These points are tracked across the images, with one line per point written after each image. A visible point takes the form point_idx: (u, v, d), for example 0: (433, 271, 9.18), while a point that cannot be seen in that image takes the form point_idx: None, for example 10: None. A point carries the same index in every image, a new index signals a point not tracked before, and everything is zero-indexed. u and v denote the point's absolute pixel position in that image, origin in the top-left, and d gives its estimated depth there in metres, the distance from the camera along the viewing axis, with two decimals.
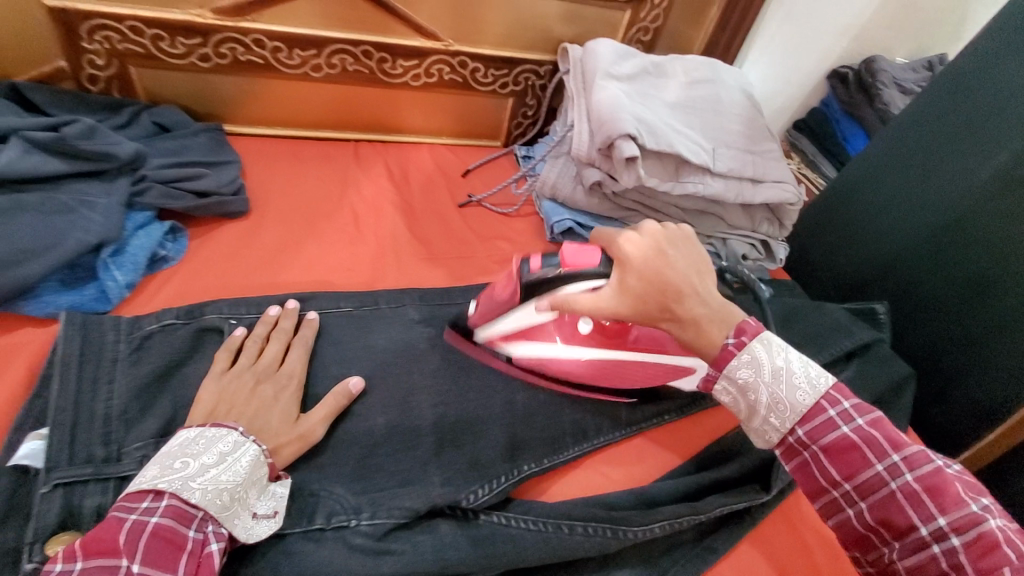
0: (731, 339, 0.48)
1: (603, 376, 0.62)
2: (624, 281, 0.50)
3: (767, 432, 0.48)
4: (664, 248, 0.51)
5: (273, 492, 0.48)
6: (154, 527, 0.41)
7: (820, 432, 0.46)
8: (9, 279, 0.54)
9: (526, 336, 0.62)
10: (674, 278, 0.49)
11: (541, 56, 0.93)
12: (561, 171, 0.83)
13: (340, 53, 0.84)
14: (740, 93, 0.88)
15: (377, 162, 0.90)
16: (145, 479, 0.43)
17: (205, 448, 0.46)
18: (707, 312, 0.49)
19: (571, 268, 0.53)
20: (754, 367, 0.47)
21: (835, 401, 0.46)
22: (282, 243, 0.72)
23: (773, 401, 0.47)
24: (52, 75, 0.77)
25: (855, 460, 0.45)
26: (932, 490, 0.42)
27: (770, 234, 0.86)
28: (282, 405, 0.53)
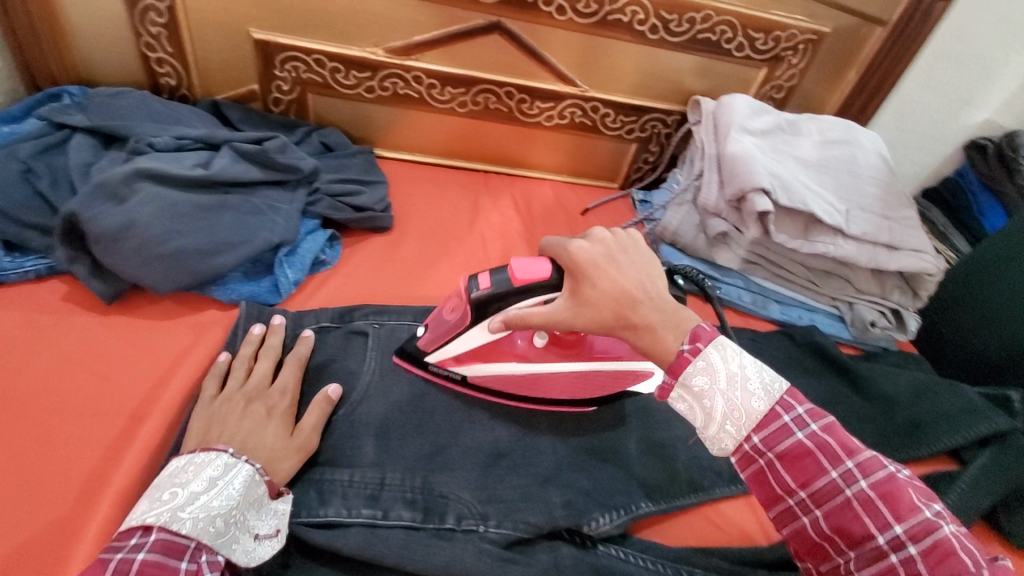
0: (686, 346, 0.48)
1: (566, 387, 0.63)
2: (579, 287, 0.52)
3: (722, 441, 0.47)
4: (615, 255, 0.53)
5: (272, 508, 0.48)
6: (142, 562, 0.41)
7: (776, 438, 0.45)
8: (210, 266, 0.63)
9: (480, 355, 0.62)
10: (626, 284, 0.51)
11: (671, 107, 0.96)
12: (683, 218, 0.84)
13: (485, 92, 0.92)
14: (877, 156, 0.86)
15: (505, 194, 0.96)
16: (135, 516, 0.44)
17: (194, 476, 0.46)
18: (661, 319, 0.50)
19: (523, 284, 0.54)
20: (710, 374, 0.47)
21: (789, 407, 0.46)
22: (420, 259, 0.78)
23: (730, 408, 0.46)
24: (245, 96, 0.90)
25: (809, 467, 0.44)
26: (887, 497, 0.41)
27: (902, 303, 0.82)
28: (275, 424, 0.54)
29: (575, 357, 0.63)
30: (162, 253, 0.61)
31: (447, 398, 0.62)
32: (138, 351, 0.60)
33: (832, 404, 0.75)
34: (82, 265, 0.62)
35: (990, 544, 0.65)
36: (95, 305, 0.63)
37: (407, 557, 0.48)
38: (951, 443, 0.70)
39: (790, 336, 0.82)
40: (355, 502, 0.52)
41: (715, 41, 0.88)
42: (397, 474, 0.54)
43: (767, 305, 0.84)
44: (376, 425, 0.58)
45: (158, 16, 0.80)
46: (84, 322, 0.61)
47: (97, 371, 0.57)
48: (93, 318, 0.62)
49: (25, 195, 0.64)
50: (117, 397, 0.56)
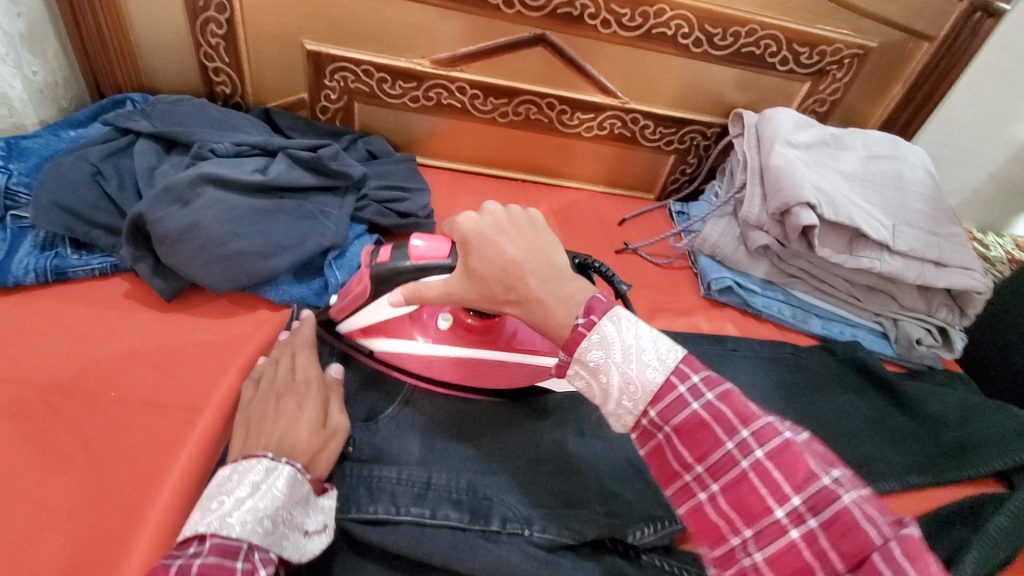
0: (582, 319, 0.46)
1: (460, 375, 0.63)
2: (468, 261, 0.52)
3: (622, 416, 0.45)
4: (500, 229, 0.52)
5: (320, 505, 0.49)
6: (198, 567, 0.40)
7: (672, 411, 0.42)
8: (265, 268, 0.65)
9: (385, 330, 0.63)
10: (516, 257, 0.50)
11: (711, 119, 0.97)
12: (723, 230, 0.84)
13: (527, 103, 0.93)
14: (924, 172, 0.85)
15: (542, 203, 0.97)
16: (189, 527, 0.43)
17: (238, 482, 0.46)
18: (554, 293, 0.48)
19: (420, 264, 0.56)
20: (605, 346, 0.44)
21: (685, 376, 0.43)
22: None
23: (625, 382, 0.43)
24: (295, 104, 0.93)
25: (706, 439, 0.42)
26: (783, 466, 0.39)
27: (950, 321, 0.80)
28: (308, 417, 0.53)
29: (481, 342, 0.64)
30: (221, 255, 0.64)
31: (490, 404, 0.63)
32: (196, 348, 0.62)
33: (875, 421, 0.74)
34: (146, 264, 0.64)
35: None
36: (156, 303, 0.66)
37: (456, 558, 0.49)
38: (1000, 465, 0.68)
39: (831, 351, 0.81)
40: (402, 501, 0.52)
41: (758, 54, 0.89)
42: (444, 475, 0.55)
43: (808, 320, 0.83)
44: (421, 426, 0.60)
45: (217, 28, 0.84)
46: (146, 318, 0.64)
47: (159, 366, 0.60)
48: (153, 314, 0.65)
49: (94, 196, 0.67)
50: (177, 392, 0.58)
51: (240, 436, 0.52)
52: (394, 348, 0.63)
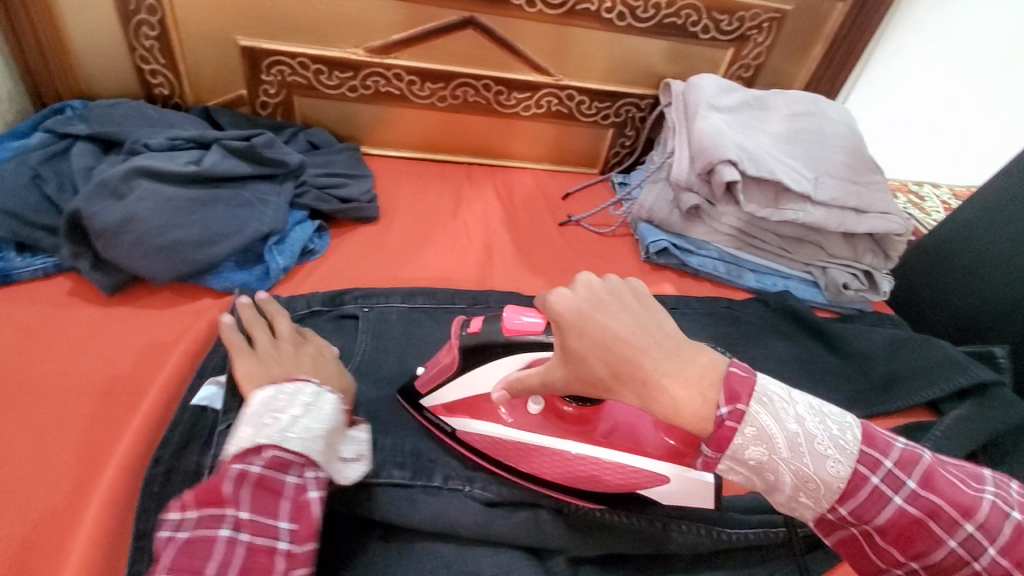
0: (725, 410, 0.40)
1: (548, 470, 0.53)
2: (567, 345, 0.44)
3: (797, 509, 0.41)
4: (604, 304, 0.43)
5: (353, 437, 0.53)
6: (257, 476, 0.45)
7: (871, 509, 0.39)
8: (203, 256, 0.67)
9: (469, 410, 0.55)
10: (628, 341, 0.42)
11: (643, 91, 1.00)
12: (658, 195, 0.88)
13: (463, 86, 0.95)
14: (845, 125, 0.88)
15: (487, 183, 0.99)
16: (244, 437, 0.47)
17: (290, 403, 0.50)
18: (681, 377, 0.41)
19: (512, 337, 0.51)
20: (767, 439, 0.40)
21: (875, 464, 0.40)
22: (404, 246, 0.81)
23: (802, 478, 0.40)
24: (234, 101, 0.94)
25: (922, 539, 0.39)
26: (1022, 563, 0.37)
27: (875, 265, 0.84)
28: (334, 360, 0.59)
29: (575, 433, 0.54)
30: (160, 245, 0.65)
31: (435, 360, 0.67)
32: (140, 338, 0.64)
33: (808, 364, 0.77)
34: (85, 261, 0.66)
35: None
36: (98, 298, 0.67)
37: (396, 511, 0.51)
38: (931, 394, 0.71)
39: (764, 302, 0.84)
40: None
41: (681, 25, 0.92)
42: (387, 439, 0.57)
43: (742, 275, 0.87)
44: (368, 395, 0.62)
45: (150, 30, 0.85)
46: (88, 313, 0.65)
47: (103, 358, 0.61)
48: (96, 309, 0.66)
49: (33, 199, 0.68)
50: (122, 380, 0.60)
51: (265, 373, 0.55)
52: (476, 429, 0.55)
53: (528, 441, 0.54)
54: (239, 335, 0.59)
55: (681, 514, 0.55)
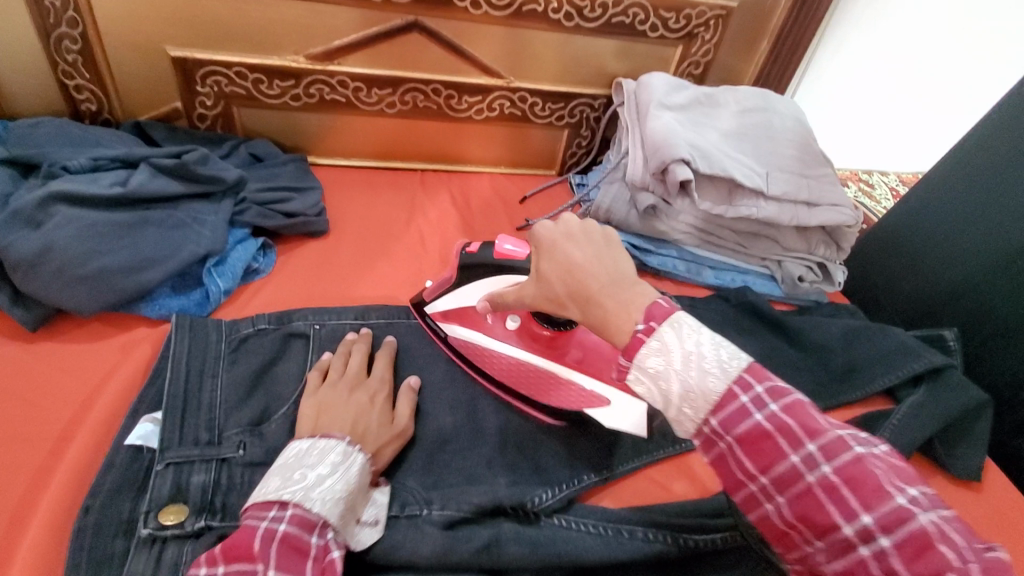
0: (640, 325, 0.44)
1: (513, 377, 0.63)
2: (541, 267, 0.53)
3: (685, 424, 0.43)
4: (573, 237, 0.51)
5: (374, 498, 0.51)
6: (284, 533, 0.42)
7: (733, 421, 0.41)
8: (135, 283, 0.63)
9: (462, 319, 0.67)
10: (583, 264, 0.49)
11: (596, 91, 0.99)
12: (615, 196, 0.87)
13: (412, 91, 0.92)
14: (794, 119, 0.89)
15: (442, 190, 0.96)
16: (270, 491, 0.45)
17: (319, 459, 0.48)
18: (615, 298, 0.47)
19: (502, 259, 0.63)
20: (665, 352, 0.43)
21: (748, 386, 0.41)
22: (356, 260, 0.78)
23: (687, 391, 0.42)
24: (170, 115, 0.89)
25: (769, 450, 0.40)
26: (852, 482, 0.37)
27: (828, 256, 0.86)
28: (378, 411, 0.56)
29: (544, 353, 0.64)
30: (85, 274, 0.61)
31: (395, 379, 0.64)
32: (67, 376, 0.59)
33: (769, 358, 0.77)
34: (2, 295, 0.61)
35: (932, 478, 0.68)
36: (18, 333, 0.62)
37: None
38: (880, 385, 0.73)
39: (725, 299, 0.84)
40: None
41: (629, 23, 0.92)
42: None
43: (701, 272, 0.87)
44: None
45: (72, 44, 0.79)
46: (7, 351, 0.60)
47: (24, 400, 0.56)
48: (16, 346, 0.61)
49: None
50: (47, 423, 0.55)
51: (312, 416, 0.54)
52: (465, 334, 0.66)
53: (506, 352, 0.65)
54: (316, 372, 0.59)
55: (646, 522, 0.54)
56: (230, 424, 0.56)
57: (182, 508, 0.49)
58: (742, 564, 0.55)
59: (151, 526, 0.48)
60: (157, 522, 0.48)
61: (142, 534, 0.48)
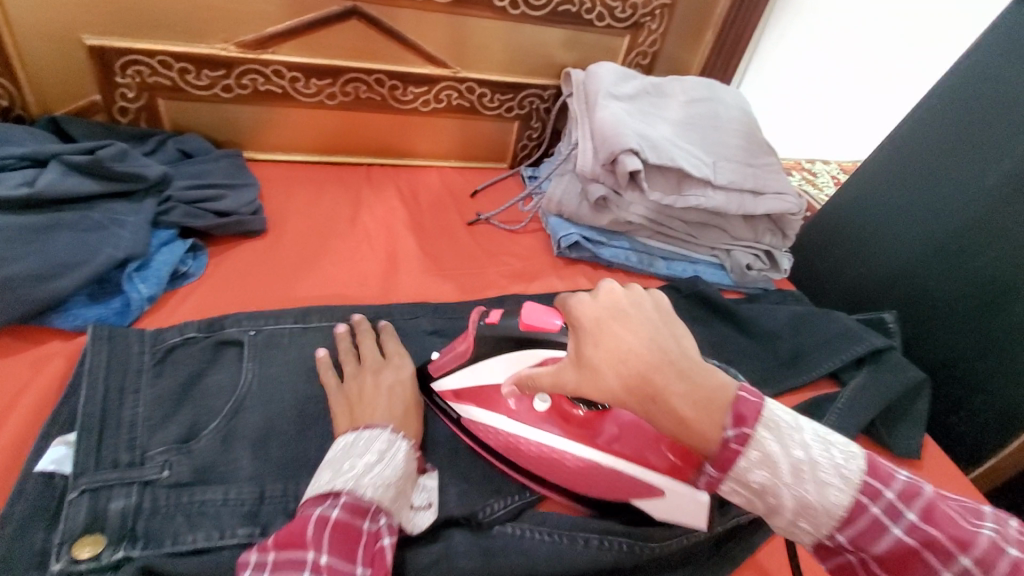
0: (731, 431, 0.40)
1: (539, 465, 0.53)
2: (582, 351, 0.45)
3: (794, 533, 0.41)
4: (623, 316, 0.45)
5: (423, 486, 0.52)
6: (337, 519, 0.44)
7: (867, 537, 0.39)
8: (44, 292, 0.57)
9: (476, 399, 0.56)
10: (642, 351, 0.43)
11: (545, 81, 0.97)
12: (565, 188, 0.86)
13: (353, 81, 0.88)
14: (739, 110, 0.90)
15: (389, 184, 0.93)
16: (322, 483, 0.47)
17: (366, 448, 0.49)
18: (689, 391, 0.41)
19: (528, 330, 0.52)
20: (769, 461, 0.40)
21: (876, 492, 0.39)
22: (297, 261, 0.74)
23: (803, 504, 0.39)
24: (88, 108, 0.82)
25: (917, 568, 0.38)
26: None
27: (774, 244, 0.88)
28: (405, 389, 0.57)
29: (578, 437, 0.53)
30: None
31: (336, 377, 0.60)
32: None
33: (720, 347, 0.78)
34: None
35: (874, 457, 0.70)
36: None
37: None
38: (820, 373, 0.75)
39: (677, 289, 0.84)
40: (229, 522, 0.48)
41: (576, 12, 0.90)
42: (278, 484, 0.51)
43: (653, 263, 0.87)
44: (254, 436, 0.54)
45: None
46: None
47: None
48: None
49: None
50: None
51: (345, 411, 0.54)
52: (480, 416, 0.55)
53: (531, 437, 0.54)
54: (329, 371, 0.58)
55: (602, 530, 0.52)
56: (154, 443, 0.52)
57: (98, 538, 0.45)
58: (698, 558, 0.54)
59: (63, 560, 0.44)
60: (70, 555, 0.44)
61: (52, 570, 0.44)
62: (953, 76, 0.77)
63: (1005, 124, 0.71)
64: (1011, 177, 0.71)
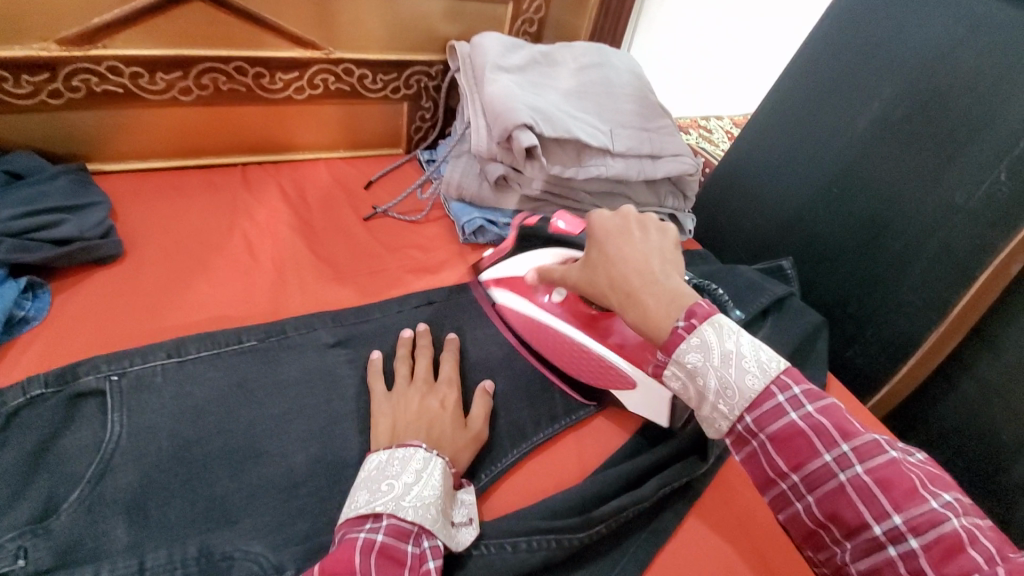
0: (681, 322, 0.44)
1: (555, 350, 0.65)
2: (591, 258, 0.54)
3: (716, 422, 0.44)
4: (631, 232, 0.52)
5: (461, 500, 0.50)
6: (382, 544, 0.42)
7: (770, 420, 0.41)
8: None
9: (511, 286, 0.69)
10: (632, 258, 0.50)
11: (430, 57, 0.91)
12: (464, 169, 0.82)
13: (210, 72, 0.78)
14: (630, 72, 0.88)
15: (270, 184, 0.84)
16: (360, 504, 0.45)
17: (402, 468, 0.46)
18: (660, 292, 0.47)
19: (557, 234, 0.67)
20: (705, 350, 0.42)
21: (785, 387, 0.41)
22: (165, 286, 0.65)
23: (723, 386, 0.42)
24: None
25: (802, 449, 0.40)
26: (883, 483, 0.38)
27: (677, 206, 0.89)
28: (451, 415, 0.54)
29: (584, 330, 0.63)
30: None
31: (226, 412, 0.53)
32: None
33: None
34: None
35: None
36: None
37: None
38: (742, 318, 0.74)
39: None
40: None
41: None
42: (161, 551, 0.44)
43: None
44: (128, 499, 0.46)
45: None
46: None
47: None
48: None
49: None
50: None
51: (387, 423, 0.53)
52: (511, 304, 0.68)
53: (549, 324, 0.64)
54: (377, 376, 0.57)
55: (529, 530, 0.49)
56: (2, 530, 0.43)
57: None
58: (627, 540, 0.54)
59: None
60: None
61: None
62: (825, 26, 0.80)
63: (874, 67, 0.75)
64: (880, 120, 0.75)
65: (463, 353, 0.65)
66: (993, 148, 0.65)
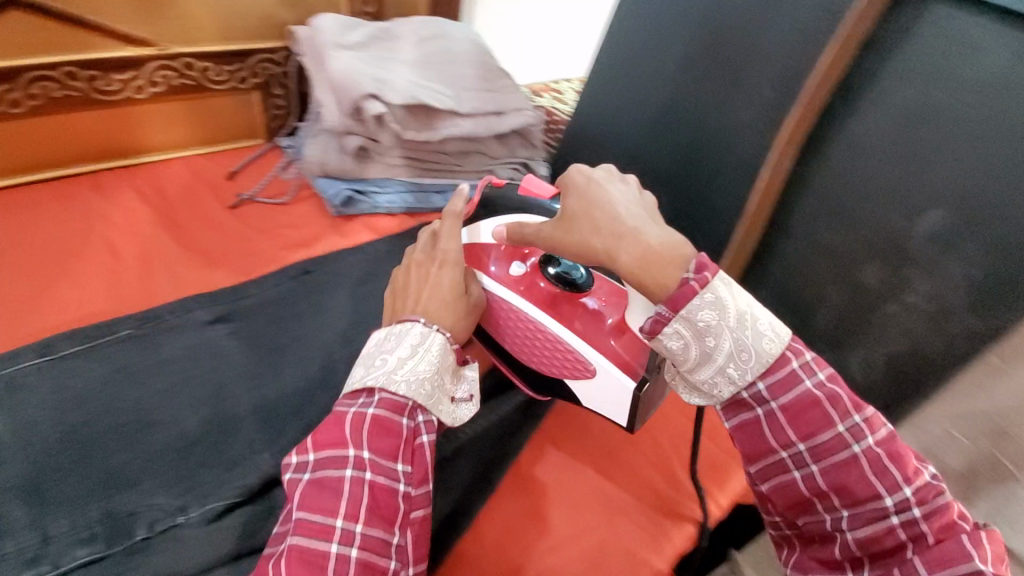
0: (693, 276, 0.44)
1: (503, 330, 0.60)
2: (566, 209, 0.52)
3: (715, 385, 0.46)
4: (615, 185, 0.51)
5: (465, 376, 0.53)
6: (374, 417, 0.46)
7: (786, 387, 0.45)
8: None
9: (472, 257, 0.63)
10: (618, 210, 0.49)
11: (272, 43, 0.93)
12: (322, 147, 0.85)
13: (40, 80, 0.76)
14: (469, 41, 0.95)
15: (125, 187, 0.83)
16: (359, 379, 0.49)
17: (398, 344, 0.49)
18: (657, 243, 0.47)
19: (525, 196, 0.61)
20: (721, 309, 0.44)
21: (798, 353, 0.45)
22: (24, 295, 0.65)
23: (738, 349, 0.44)
24: None
25: (816, 419, 0.44)
26: (892, 456, 0.44)
27: (528, 155, 0.97)
28: (452, 279, 0.55)
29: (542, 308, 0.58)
30: None
31: (109, 395, 0.56)
32: None
33: None
34: None
35: None
36: None
37: None
38: None
39: None
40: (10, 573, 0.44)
41: None
42: (63, 520, 0.47)
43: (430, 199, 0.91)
44: (20, 484, 0.48)
45: None
46: None
47: None
48: None
49: None
50: None
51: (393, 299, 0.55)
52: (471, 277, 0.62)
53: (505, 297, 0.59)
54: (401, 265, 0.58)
55: None
56: None
57: None
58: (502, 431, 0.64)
59: None
60: None
61: None
62: None
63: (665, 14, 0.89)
64: (686, 57, 0.86)
65: (342, 310, 0.70)
66: (764, 64, 0.78)
